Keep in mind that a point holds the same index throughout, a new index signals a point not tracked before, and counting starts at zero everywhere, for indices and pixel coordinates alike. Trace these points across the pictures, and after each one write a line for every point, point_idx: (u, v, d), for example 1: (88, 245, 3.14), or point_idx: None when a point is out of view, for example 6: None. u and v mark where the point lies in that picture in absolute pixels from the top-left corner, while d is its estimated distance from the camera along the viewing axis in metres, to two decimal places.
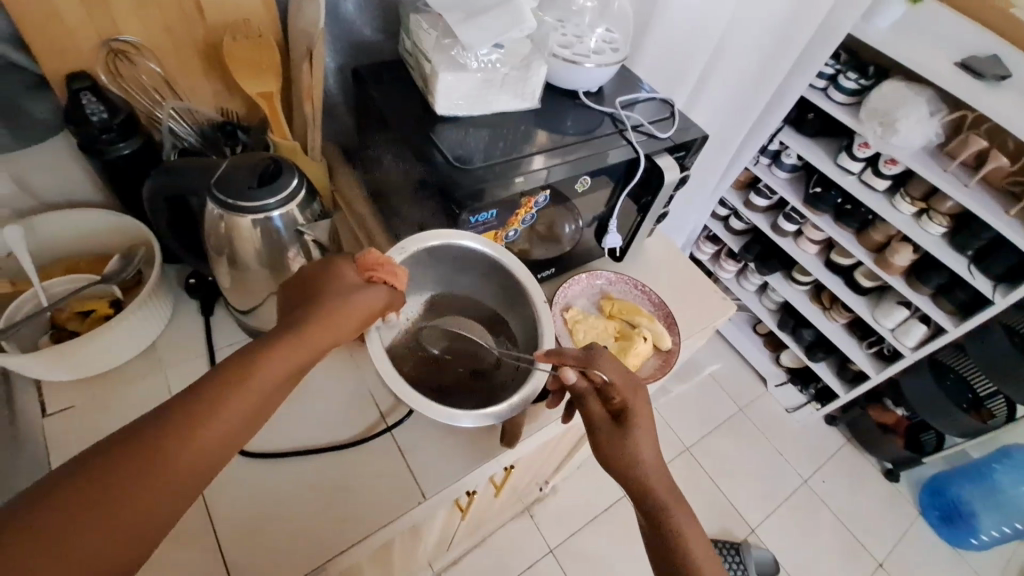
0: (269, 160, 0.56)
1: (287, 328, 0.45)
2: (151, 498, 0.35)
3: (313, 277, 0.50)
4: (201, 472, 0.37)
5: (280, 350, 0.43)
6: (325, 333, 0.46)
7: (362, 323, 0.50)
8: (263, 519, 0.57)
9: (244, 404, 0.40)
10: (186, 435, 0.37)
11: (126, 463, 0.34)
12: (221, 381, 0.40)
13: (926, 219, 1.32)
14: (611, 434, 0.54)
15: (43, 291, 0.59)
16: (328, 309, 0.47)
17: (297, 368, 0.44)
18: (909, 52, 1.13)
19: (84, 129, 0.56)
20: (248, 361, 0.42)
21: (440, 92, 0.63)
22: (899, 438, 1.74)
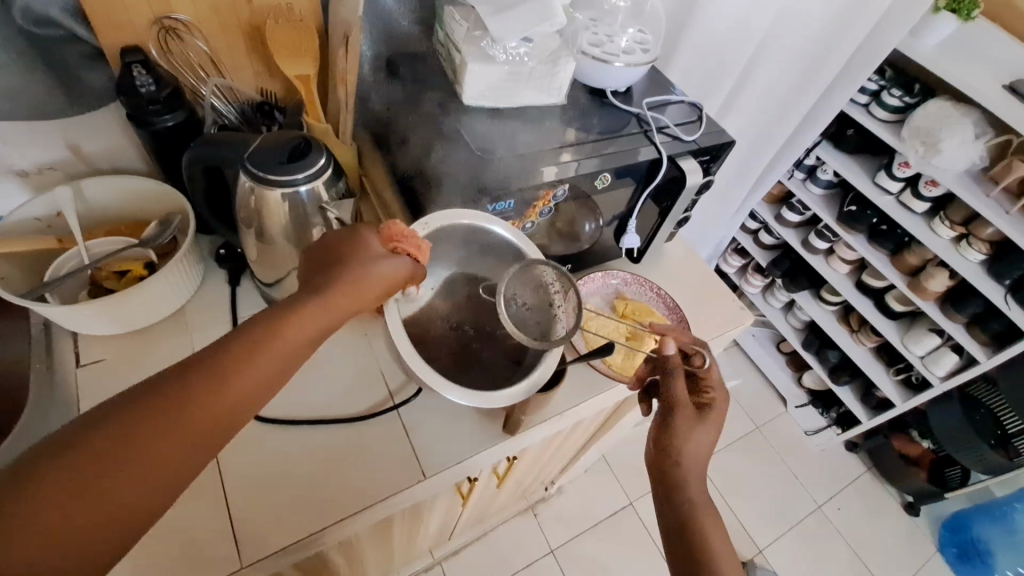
0: (300, 139, 0.59)
1: (309, 293, 0.46)
2: (173, 445, 0.37)
3: (339, 243, 0.50)
4: (221, 425, 0.39)
5: (301, 314, 0.44)
6: (346, 301, 0.46)
7: (383, 292, 0.50)
8: (272, 481, 0.59)
9: (265, 365, 0.41)
10: (208, 389, 0.39)
11: (150, 411, 0.37)
12: (244, 340, 0.41)
13: (965, 244, 1.27)
14: (689, 420, 0.58)
15: (84, 250, 0.63)
16: (350, 277, 0.47)
17: (319, 333, 0.45)
18: (956, 71, 1.10)
19: (133, 100, 0.59)
20: (270, 323, 0.43)
21: (468, 82, 0.64)
22: (922, 472, 1.67)
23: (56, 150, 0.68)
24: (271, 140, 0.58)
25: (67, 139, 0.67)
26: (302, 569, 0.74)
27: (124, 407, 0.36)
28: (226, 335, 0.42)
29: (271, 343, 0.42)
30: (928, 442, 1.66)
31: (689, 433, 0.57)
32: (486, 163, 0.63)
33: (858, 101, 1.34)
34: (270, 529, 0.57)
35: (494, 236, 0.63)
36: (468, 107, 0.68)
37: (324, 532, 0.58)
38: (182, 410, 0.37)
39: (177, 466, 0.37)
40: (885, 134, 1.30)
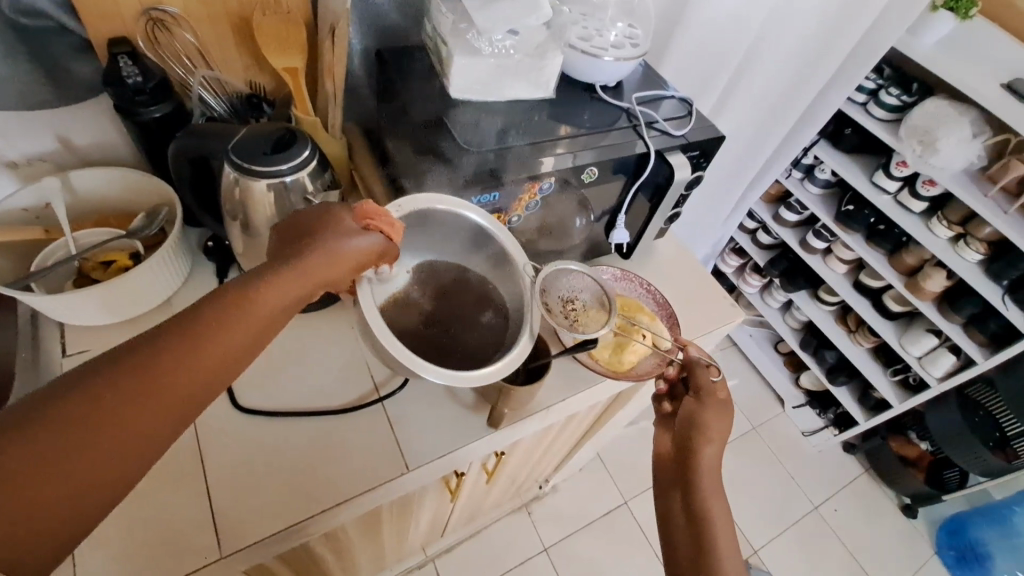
0: (285, 130, 0.59)
1: (280, 262, 0.45)
2: (141, 421, 0.36)
3: (312, 218, 0.50)
4: (191, 400, 0.38)
5: (273, 284, 0.44)
6: (319, 275, 0.47)
7: (355, 268, 0.50)
8: (252, 470, 0.60)
9: (234, 339, 0.41)
10: (176, 364, 0.38)
11: (114, 387, 0.35)
12: (211, 313, 0.40)
13: (962, 244, 1.26)
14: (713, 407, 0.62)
15: (72, 241, 0.63)
16: (325, 252, 0.47)
17: (289, 307, 0.45)
18: (952, 69, 1.09)
19: (119, 90, 0.59)
20: (238, 296, 0.42)
21: (455, 74, 0.64)
22: (921, 472, 1.64)
23: (45, 141, 0.68)
24: (256, 132, 0.58)
25: (56, 130, 0.68)
26: (288, 561, 0.74)
27: (85, 383, 0.35)
28: (188, 307, 0.41)
29: (240, 317, 0.41)
30: (926, 445, 1.65)
31: (720, 415, 0.61)
32: (472, 156, 0.63)
33: (856, 100, 1.33)
34: (253, 518, 0.57)
35: (469, 221, 0.62)
36: (456, 100, 0.68)
37: (307, 522, 0.58)
38: (149, 386, 0.36)
39: (146, 441, 0.36)
40: (882, 133, 1.29)
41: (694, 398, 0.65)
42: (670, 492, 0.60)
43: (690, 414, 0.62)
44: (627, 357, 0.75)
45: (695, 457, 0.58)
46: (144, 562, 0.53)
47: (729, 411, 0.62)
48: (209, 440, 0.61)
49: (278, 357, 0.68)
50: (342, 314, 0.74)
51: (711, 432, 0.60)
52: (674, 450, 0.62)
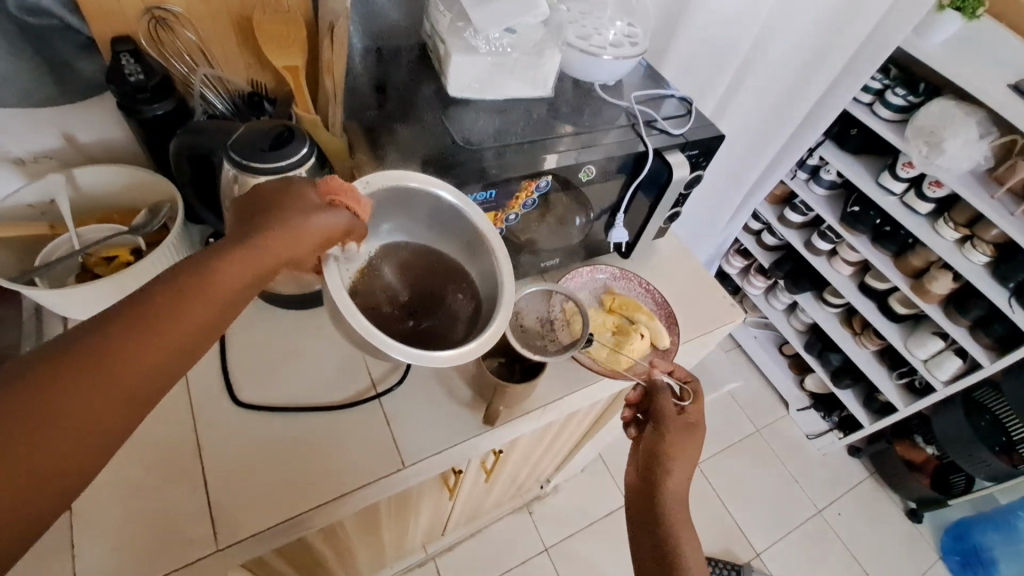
0: (284, 128, 0.59)
1: (239, 241, 0.43)
2: (93, 414, 0.33)
3: (271, 194, 0.48)
4: (150, 387, 0.36)
5: (233, 261, 0.41)
6: (281, 251, 0.44)
7: (320, 245, 0.48)
8: (245, 466, 0.60)
9: (194, 319, 0.38)
10: (131, 349, 0.35)
11: (62, 376, 0.32)
12: (166, 293, 0.37)
13: (968, 246, 1.25)
14: (678, 431, 0.62)
15: (75, 236, 0.64)
16: (286, 227, 0.45)
17: (252, 284, 0.42)
18: (958, 70, 1.08)
19: (122, 88, 0.60)
20: (195, 272, 0.39)
21: (453, 72, 0.65)
22: (925, 478, 1.63)
23: (50, 138, 0.69)
24: (254, 129, 0.59)
25: (62, 128, 0.69)
26: (286, 556, 0.75)
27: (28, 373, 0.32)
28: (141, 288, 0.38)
29: (201, 295, 0.39)
30: (932, 449, 1.62)
31: (681, 442, 0.61)
32: (470, 154, 0.64)
33: (862, 100, 1.33)
34: (248, 511, 0.57)
35: (439, 200, 0.60)
36: (454, 98, 0.68)
37: (305, 516, 0.59)
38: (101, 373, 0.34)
39: (101, 433, 0.34)
40: (887, 134, 1.28)
41: (655, 425, 0.64)
42: (638, 514, 0.59)
43: (650, 444, 0.62)
44: (625, 355, 0.75)
45: (655, 483, 0.58)
46: (136, 556, 0.53)
47: (693, 434, 0.62)
48: (208, 435, 0.61)
49: (277, 353, 0.69)
50: None
51: (675, 457, 0.60)
52: (640, 475, 0.61)
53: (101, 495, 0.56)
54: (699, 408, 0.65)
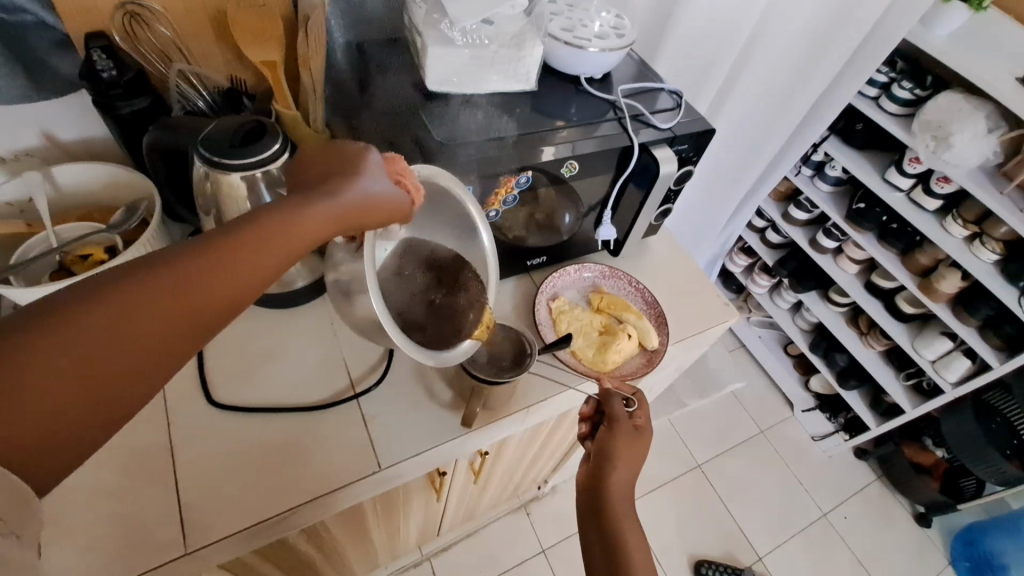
0: (254, 122, 0.59)
1: (312, 195, 0.42)
2: (115, 372, 0.32)
3: (340, 159, 0.46)
4: (175, 350, 0.35)
5: (302, 217, 0.40)
6: (331, 224, 0.42)
7: (380, 220, 0.46)
8: (235, 461, 0.60)
9: (199, 308, 0.35)
10: (189, 290, 0.35)
11: (122, 303, 0.32)
12: (221, 245, 0.36)
13: (978, 244, 1.21)
14: (631, 435, 0.59)
15: (53, 234, 0.64)
16: (342, 199, 0.42)
17: (280, 265, 0.39)
18: (964, 62, 1.05)
19: (95, 84, 0.60)
20: (211, 246, 0.36)
21: (430, 65, 0.63)
22: (934, 481, 1.59)
23: (30, 137, 0.69)
24: (225, 126, 0.58)
25: (41, 126, 0.68)
26: (269, 557, 0.74)
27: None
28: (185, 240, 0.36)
29: (210, 280, 0.36)
30: (942, 452, 1.58)
31: (629, 445, 0.58)
32: (449, 148, 0.62)
33: (867, 94, 1.29)
34: (228, 509, 0.57)
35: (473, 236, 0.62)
36: (433, 92, 0.66)
37: (279, 518, 0.58)
38: (86, 367, 0.31)
39: (123, 389, 0.33)
40: (895, 128, 1.25)
41: (604, 427, 0.61)
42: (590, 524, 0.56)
43: (600, 444, 0.59)
44: (610, 357, 0.74)
45: (609, 493, 0.55)
46: (105, 557, 0.52)
47: (640, 437, 0.60)
48: (183, 435, 0.60)
49: (254, 353, 0.68)
50: (321, 310, 0.74)
51: (621, 456, 0.57)
52: (588, 473, 0.59)
53: (75, 496, 0.55)
54: (646, 412, 0.64)
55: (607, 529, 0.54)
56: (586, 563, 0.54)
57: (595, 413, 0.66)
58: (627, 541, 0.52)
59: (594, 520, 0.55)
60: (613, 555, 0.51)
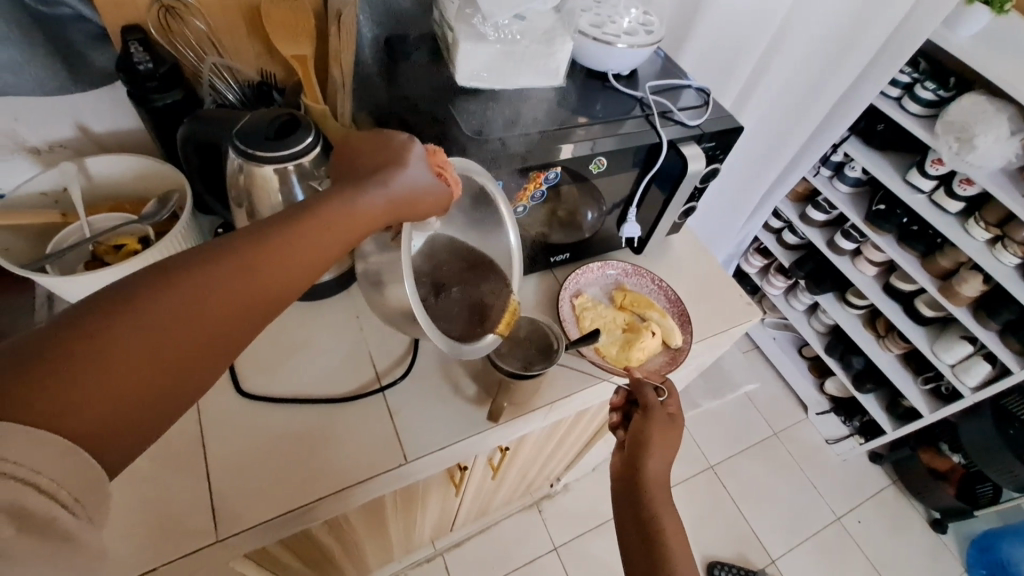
0: (287, 115, 0.59)
1: (356, 185, 0.43)
2: (183, 351, 0.33)
3: (379, 149, 0.47)
4: (236, 333, 0.36)
5: (348, 206, 0.42)
6: (376, 213, 0.43)
7: (422, 211, 0.47)
8: (268, 447, 0.61)
9: (257, 290, 0.37)
10: (247, 273, 0.36)
11: (188, 284, 0.34)
12: (276, 233, 0.38)
13: (999, 247, 1.19)
14: (666, 422, 0.60)
15: (87, 224, 0.65)
16: (385, 188, 0.44)
17: (331, 253, 0.41)
18: (989, 63, 1.03)
19: (132, 77, 0.61)
20: (268, 234, 0.38)
21: (461, 60, 0.63)
22: (950, 486, 1.57)
23: (65, 128, 0.70)
24: (259, 118, 0.58)
25: (75, 117, 0.69)
26: (292, 548, 0.75)
27: (60, 346, 0.30)
28: (241, 230, 0.38)
29: (269, 265, 0.37)
30: (958, 457, 1.56)
31: (665, 431, 0.59)
32: (478, 144, 0.62)
33: (889, 95, 1.28)
34: (259, 496, 0.58)
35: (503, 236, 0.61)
36: (462, 87, 0.66)
37: (311, 505, 0.58)
38: (157, 348, 0.32)
39: (190, 368, 0.34)
40: (917, 129, 1.23)
41: (640, 416, 0.61)
42: (625, 518, 0.56)
43: (635, 432, 0.60)
44: (635, 354, 0.74)
45: (643, 484, 0.56)
46: (147, 543, 0.53)
47: (676, 423, 0.61)
48: (212, 424, 0.61)
49: (281, 345, 0.69)
50: (347, 303, 0.74)
51: (656, 444, 0.58)
52: (622, 464, 0.59)
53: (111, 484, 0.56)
54: (677, 401, 0.63)
55: (638, 523, 0.54)
56: (625, 553, 0.54)
57: (626, 402, 0.68)
58: (664, 536, 0.52)
59: (631, 512, 0.55)
60: (649, 547, 0.52)
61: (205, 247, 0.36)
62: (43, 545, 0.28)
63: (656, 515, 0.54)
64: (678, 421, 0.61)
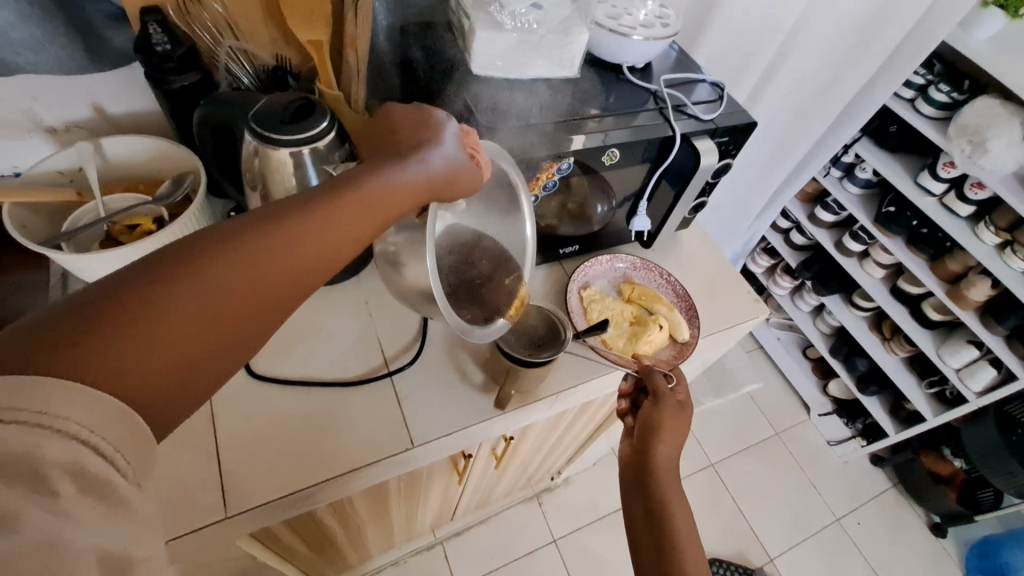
0: (303, 99, 0.60)
1: (392, 163, 0.44)
2: (229, 320, 0.34)
3: (412, 127, 0.49)
4: (277, 304, 0.37)
5: (385, 182, 0.43)
6: (410, 191, 0.44)
7: (454, 191, 0.48)
8: (284, 427, 0.62)
9: (299, 262, 0.37)
10: (290, 246, 0.37)
11: (234, 254, 0.35)
12: (317, 208, 0.39)
13: (1009, 252, 1.18)
14: (675, 410, 0.60)
15: (102, 204, 0.65)
16: (422, 166, 0.45)
17: (369, 229, 0.42)
18: (1004, 66, 1.02)
19: (150, 57, 0.61)
20: (310, 209, 0.39)
21: (477, 48, 0.63)
22: (951, 491, 1.57)
23: (81, 109, 0.70)
24: (275, 101, 0.59)
25: (91, 98, 0.70)
26: (296, 529, 0.76)
27: (113, 309, 0.30)
28: (281, 203, 0.39)
29: (310, 238, 0.38)
30: (960, 462, 1.56)
31: (675, 417, 0.60)
32: (492, 133, 0.62)
33: (903, 96, 1.27)
34: (270, 474, 0.58)
35: (516, 226, 0.61)
36: (477, 75, 0.66)
37: (323, 484, 0.59)
38: (205, 316, 0.33)
39: (233, 337, 0.35)
40: (930, 131, 1.22)
41: (649, 402, 0.62)
42: (633, 506, 0.57)
43: (645, 417, 0.61)
44: (641, 347, 0.75)
45: (653, 474, 0.56)
46: (170, 517, 0.54)
47: (684, 412, 0.61)
48: (225, 404, 0.62)
49: (290, 329, 0.69)
50: (356, 289, 0.75)
51: (666, 431, 0.59)
52: (631, 449, 0.60)
53: None
54: (686, 387, 0.65)
55: (649, 508, 0.55)
56: (630, 536, 0.56)
57: (635, 389, 0.68)
58: (675, 522, 0.53)
59: (639, 501, 0.56)
60: (660, 530, 0.53)
61: (250, 219, 0.37)
62: (96, 503, 0.28)
63: (661, 505, 0.54)
64: (684, 408, 0.61)
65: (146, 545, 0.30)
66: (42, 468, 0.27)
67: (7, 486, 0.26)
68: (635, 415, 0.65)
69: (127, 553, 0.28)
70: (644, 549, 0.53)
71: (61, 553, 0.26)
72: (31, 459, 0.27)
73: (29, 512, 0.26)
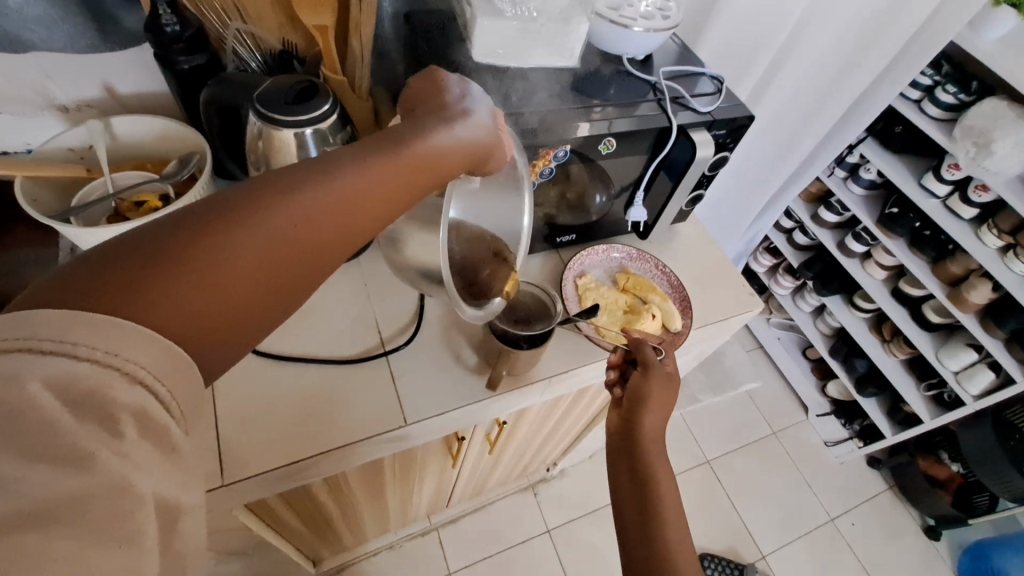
0: (306, 82, 0.62)
1: (425, 128, 0.45)
2: (275, 275, 0.35)
3: (447, 94, 0.50)
4: (318, 263, 0.38)
5: (420, 148, 0.43)
6: (442, 158, 0.45)
7: (478, 161, 0.50)
8: (290, 400, 0.64)
9: (341, 223, 0.38)
10: (334, 205, 0.38)
11: (284, 209, 0.36)
12: (357, 168, 0.40)
13: (1011, 256, 1.18)
14: (663, 391, 0.61)
15: (110, 180, 0.67)
16: (451, 134, 0.46)
17: (405, 194, 0.43)
18: (1010, 67, 1.02)
19: (158, 38, 0.63)
20: (350, 169, 0.39)
21: (477, 35, 0.64)
22: (947, 494, 1.57)
23: (91, 88, 0.72)
24: (279, 84, 0.60)
25: (102, 78, 0.71)
26: (292, 504, 0.78)
27: (171, 256, 0.31)
28: (324, 159, 0.39)
29: (352, 200, 0.39)
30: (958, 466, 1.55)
31: (662, 391, 0.61)
32: None
33: (909, 96, 1.27)
34: (270, 445, 0.60)
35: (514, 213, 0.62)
36: (479, 63, 0.67)
37: (325, 455, 0.61)
38: (255, 268, 0.34)
39: (276, 293, 0.36)
40: (934, 133, 1.22)
41: (639, 373, 0.63)
42: (620, 487, 0.57)
43: (634, 390, 0.62)
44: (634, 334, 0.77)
45: (640, 456, 0.57)
46: None
47: (672, 384, 0.63)
48: (227, 380, 0.63)
49: None
50: (356, 272, 0.76)
51: (653, 403, 0.60)
52: (620, 422, 0.62)
53: None
54: (675, 359, 0.67)
55: (637, 490, 0.55)
56: (615, 515, 0.56)
57: (624, 361, 0.69)
58: (664, 502, 0.54)
59: (628, 482, 0.57)
60: (646, 508, 0.54)
61: (296, 175, 0.37)
62: (154, 449, 0.29)
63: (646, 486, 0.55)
64: (670, 378, 0.63)
65: (190, 494, 0.31)
66: (112, 408, 0.28)
67: (79, 420, 0.27)
68: (623, 385, 0.66)
69: (176, 499, 0.30)
70: (629, 526, 0.54)
71: (122, 495, 0.27)
72: (102, 399, 0.28)
73: (101, 452, 0.27)
